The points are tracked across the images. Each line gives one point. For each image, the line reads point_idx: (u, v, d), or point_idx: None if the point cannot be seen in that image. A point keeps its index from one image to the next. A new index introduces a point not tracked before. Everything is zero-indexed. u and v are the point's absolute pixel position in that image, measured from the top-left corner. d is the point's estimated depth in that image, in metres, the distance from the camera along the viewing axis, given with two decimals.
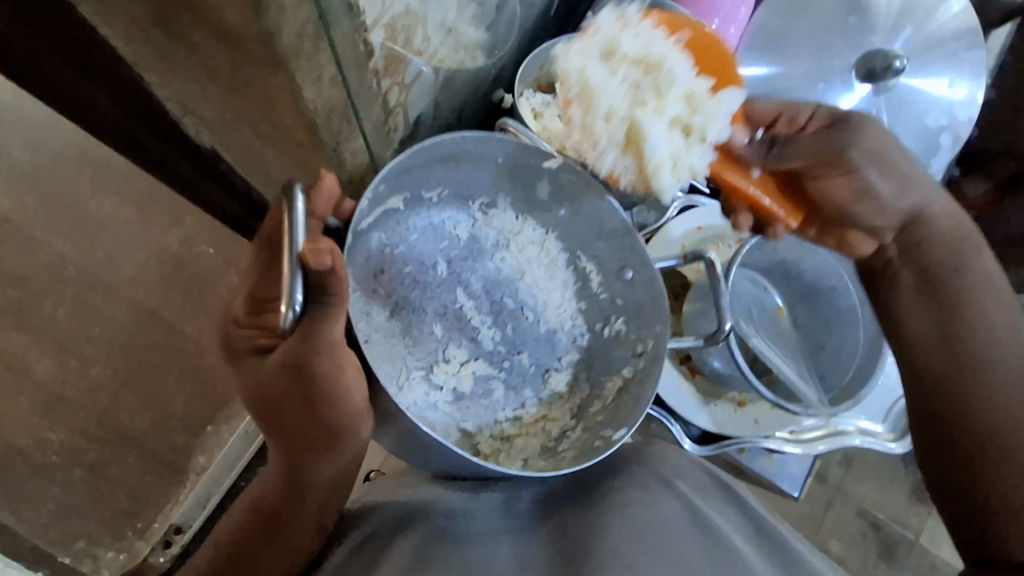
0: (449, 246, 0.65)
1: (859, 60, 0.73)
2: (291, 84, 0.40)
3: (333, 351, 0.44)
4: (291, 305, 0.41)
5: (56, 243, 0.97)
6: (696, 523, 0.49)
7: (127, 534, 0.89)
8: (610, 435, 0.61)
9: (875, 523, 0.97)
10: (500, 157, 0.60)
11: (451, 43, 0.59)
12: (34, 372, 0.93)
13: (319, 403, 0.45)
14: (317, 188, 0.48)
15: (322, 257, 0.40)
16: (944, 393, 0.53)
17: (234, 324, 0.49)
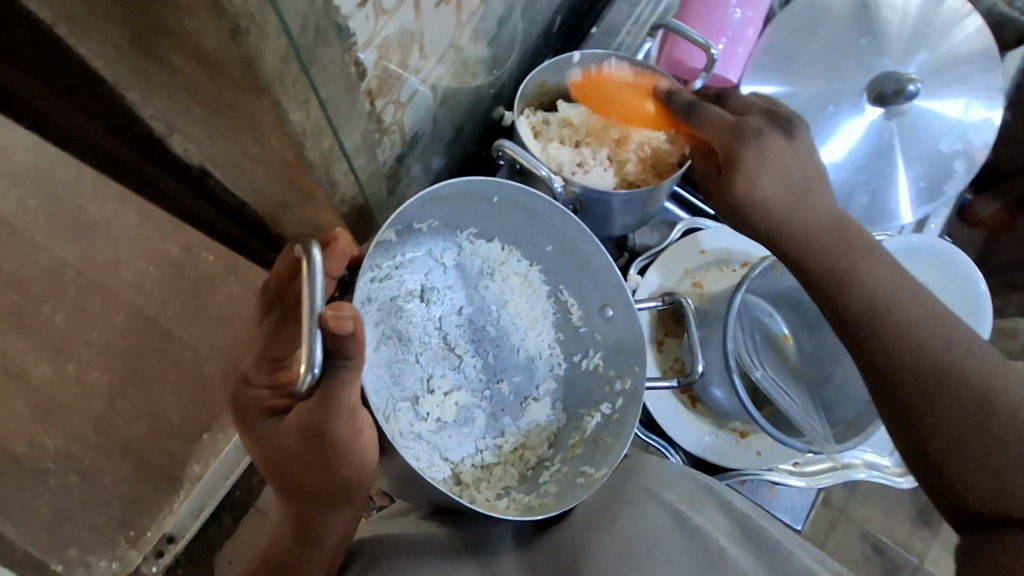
0: (433, 271, 0.63)
1: (871, 81, 0.71)
2: (276, 108, 0.39)
3: (352, 419, 0.45)
4: (309, 369, 0.39)
5: (56, 247, 0.96)
6: (679, 528, 0.49)
7: (120, 543, 0.87)
8: (592, 473, 0.59)
9: (879, 547, 0.91)
10: (496, 196, 0.60)
11: (449, 60, 0.57)
12: (31, 377, 0.92)
13: (334, 465, 0.47)
14: (333, 245, 0.53)
15: (343, 323, 0.38)
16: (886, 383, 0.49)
17: (245, 386, 0.51)
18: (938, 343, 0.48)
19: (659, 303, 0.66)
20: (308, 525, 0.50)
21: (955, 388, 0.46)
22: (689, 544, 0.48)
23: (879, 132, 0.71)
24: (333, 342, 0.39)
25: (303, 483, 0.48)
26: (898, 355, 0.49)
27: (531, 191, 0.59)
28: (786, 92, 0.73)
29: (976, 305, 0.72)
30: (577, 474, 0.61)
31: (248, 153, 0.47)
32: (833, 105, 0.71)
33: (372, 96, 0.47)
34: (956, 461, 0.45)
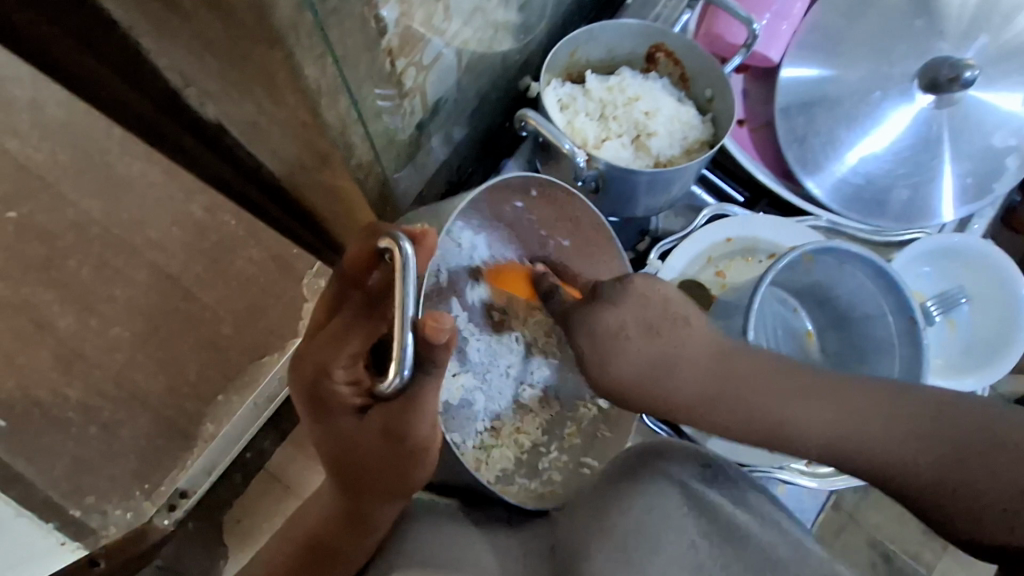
0: (449, 251, 0.58)
1: (924, 67, 0.66)
2: (290, 62, 0.37)
3: (433, 423, 0.44)
4: (400, 373, 0.39)
5: (83, 202, 0.96)
6: (698, 514, 0.50)
7: (134, 494, 0.89)
8: (594, 467, 0.62)
9: (886, 554, 0.88)
10: (535, 190, 0.59)
11: (475, 24, 0.55)
12: (56, 327, 0.93)
13: (410, 466, 0.46)
14: (417, 245, 0.44)
15: (441, 333, 0.38)
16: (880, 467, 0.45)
17: (322, 376, 0.45)
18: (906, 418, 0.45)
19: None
20: (360, 513, 0.49)
21: (931, 454, 0.43)
22: (708, 527, 0.49)
23: (927, 122, 0.67)
24: (425, 350, 0.39)
25: (372, 478, 0.47)
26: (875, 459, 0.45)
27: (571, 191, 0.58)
28: (829, 77, 0.68)
29: (1012, 317, 0.71)
30: (578, 466, 0.63)
31: (265, 110, 0.46)
32: (878, 91, 0.67)
33: (392, 56, 0.46)
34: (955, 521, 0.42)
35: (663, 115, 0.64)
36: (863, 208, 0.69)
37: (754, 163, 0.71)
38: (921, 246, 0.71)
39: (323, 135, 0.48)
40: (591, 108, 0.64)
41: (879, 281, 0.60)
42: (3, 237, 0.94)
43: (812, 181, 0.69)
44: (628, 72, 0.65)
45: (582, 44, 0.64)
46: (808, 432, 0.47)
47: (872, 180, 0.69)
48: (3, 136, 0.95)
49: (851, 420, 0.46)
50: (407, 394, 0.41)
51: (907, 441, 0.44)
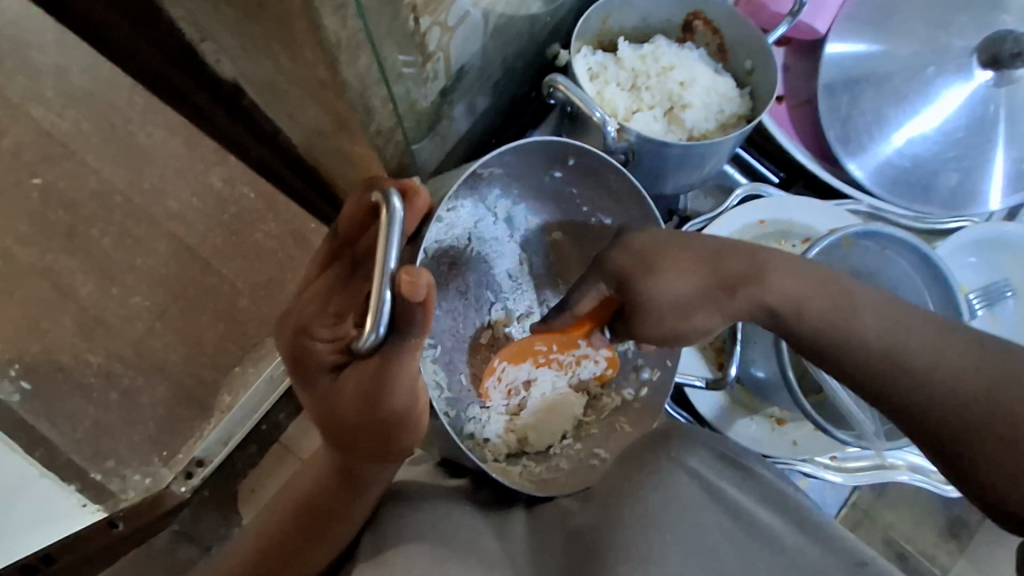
0: (482, 220, 0.61)
1: (982, 42, 0.62)
2: (308, 10, 0.36)
3: (411, 392, 0.40)
4: (375, 330, 0.35)
5: (106, 170, 0.95)
6: (718, 509, 0.47)
7: (153, 460, 0.90)
8: (603, 455, 0.60)
9: (902, 553, 0.84)
10: (572, 157, 0.57)
11: None
12: (78, 294, 0.93)
13: (394, 436, 0.43)
14: (410, 205, 0.45)
15: (418, 290, 0.34)
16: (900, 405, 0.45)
17: (305, 334, 0.42)
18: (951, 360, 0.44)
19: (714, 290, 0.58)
20: (353, 473, 0.47)
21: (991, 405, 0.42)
22: (728, 522, 0.46)
23: (984, 101, 0.63)
24: (402, 308, 0.35)
25: (355, 445, 0.43)
26: (936, 402, 0.44)
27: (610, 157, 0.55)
28: (877, 52, 0.64)
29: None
30: (588, 456, 0.61)
31: (283, 68, 0.44)
32: (933, 67, 0.63)
33: (416, 13, 0.43)
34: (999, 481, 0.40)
35: (700, 86, 0.60)
36: (907, 192, 0.65)
37: (793, 142, 0.67)
38: (968, 234, 0.67)
39: (341, 96, 0.46)
40: (624, 78, 0.61)
41: (924, 268, 0.58)
42: (27, 203, 0.94)
43: (855, 163, 0.65)
44: (662, 40, 0.62)
45: (617, 11, 0.61)
46: (858, 355, 0.47)
47: (919, 163, 0.65)
48: (27, 101, 0.95)
49: (913, 349, 0.45)
50: (383, 360, 0.38)
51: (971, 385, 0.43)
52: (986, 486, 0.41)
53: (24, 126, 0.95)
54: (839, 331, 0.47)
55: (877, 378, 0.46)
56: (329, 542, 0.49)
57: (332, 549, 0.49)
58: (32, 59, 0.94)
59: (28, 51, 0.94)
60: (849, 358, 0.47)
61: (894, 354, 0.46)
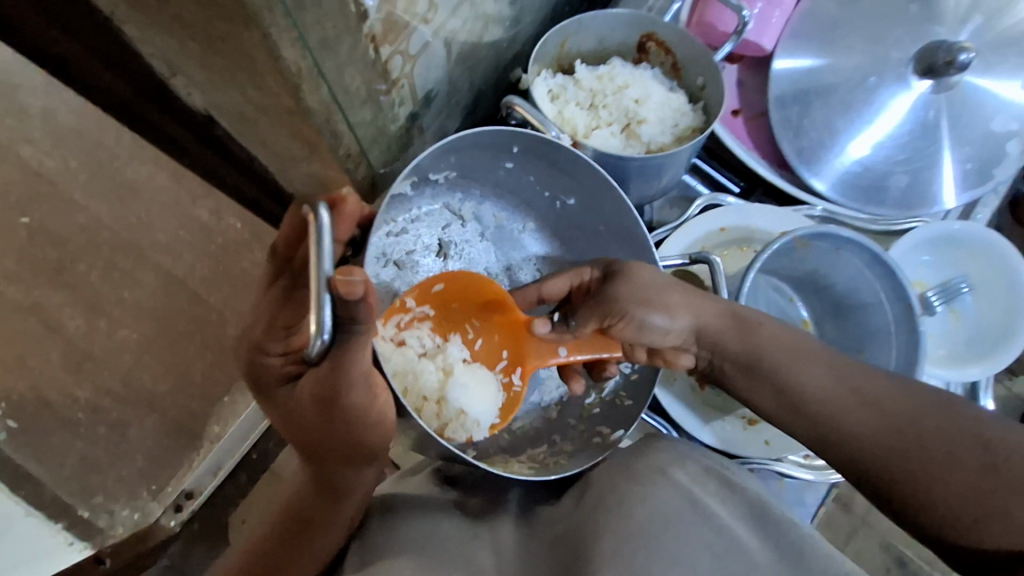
0: (449, 225, 0.63)
1: (918, 52, 0.65)
2: (267, 42, 0.38)
3: (367, 389, 0.42)
4: (319, 335, 0.35)
5: (92, 206, 0.97)
6: (705, 524, 0.47)
7: (142, 494, 0.90)
8: (610, 434, 0.61)
9: (900, 559, 0.94)
10: (516, 145, 0.58)
11: (462, 15, 0.56)
12: (65, 329, 0.94)
13: (358, 432, 0.45)
14: (340, 211, 0.46)
15: (354, 288, 0.34)
16: (840, 434, 0.52)
17: (258, 351, 0.44)
18: (885, 394, 0.52)
19: (685, 261, 0.60)
20: (329, 480, 0.49)
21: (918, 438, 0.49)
22: (713, 538, 0.46)
23: (926, 108, 0.66)
24: (343, 309, 0.35)
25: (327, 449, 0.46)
26: (871, 433, 0.50)
27: (554, 143, 0.56)
28: (823, 65, 0.68)
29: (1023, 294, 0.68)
30: (593, 434, 0.62)
31: (250, 98, 0.47)
32: (875, 77, 0.66)
33: (376, 43, 0.46)
34: (937, 494, 0.47)
35: (655, 103, 0.63)
36: (860, 195, 0.68)
37: (749, 153, 0.70)
38: (923, 233, 0.69)
39: (307, 121, 0.48)
40: (583, 98, 0.64)
41: (877, 268, 0.59)
42: (16, 241, 0.96)
43: (807, 169, 0.68)
44: (618, 62, 0.65)
45: (573, 36, 0.64)
46: (805, 387, 0.53)
47: (869, 168, 0.68)
48: (16, 142, 0.97)
49: (851, 381, 0.53)
50: (335, 364, 0.39)
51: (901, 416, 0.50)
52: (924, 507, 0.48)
53: (12, 167, 0.97)
54: (792, 356, 0.54)
55: (824, 407, 0.52)
56: (312, 555, 0.49)
57: (317, 563, 0.50)
58: (20, 102, 0.97)
59: (15, 94, 0.96)
60: (799, 385, 0.53)
61: (837, 382, 0.53)
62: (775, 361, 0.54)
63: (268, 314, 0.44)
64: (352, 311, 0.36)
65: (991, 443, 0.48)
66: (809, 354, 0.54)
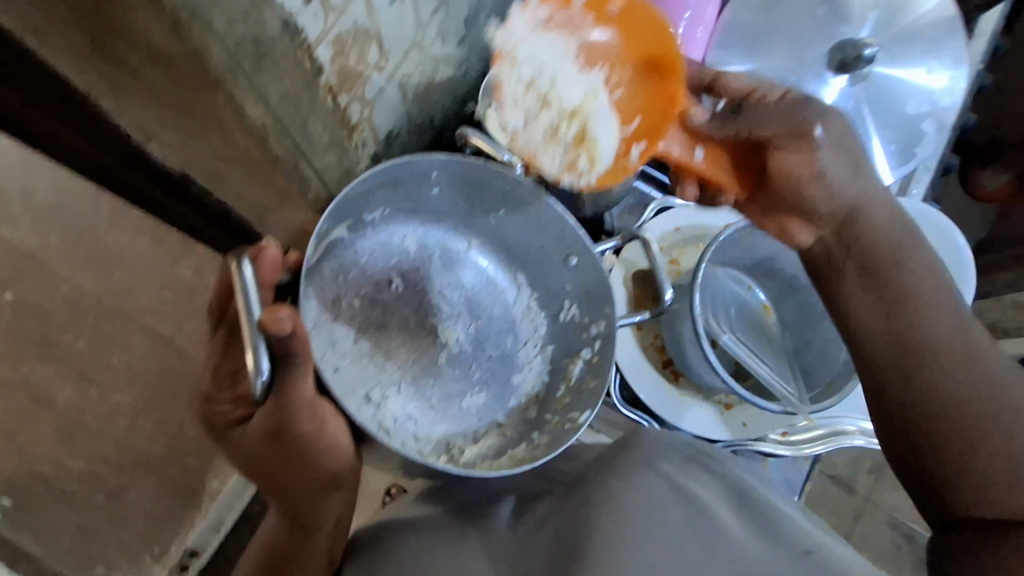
0: (399, 258, 0.68)
1: (829, 52, 0.72)
2: (232, 102, 0.43)
3: (311, 413, 0.49)
4: (259, 375, 0.42)
5: (77, 276, 0.98)
6: (684, 505, 0.48)
7: (144, 559, 0.91)
8: (576, 417, 0.62)
9: (906, 535, 1.15)
10: (434, 171, 0.62)
11: (413, 60, 0.62)
12: (54, 401, 0.95)
13: (312, 456, 0.51)
14: (259, 259, 0.47)
15: (282, 324, 0.42)
16: (921, 370, 0.47)
17: (208, 401, 0.50)
18: (985, 362, 0.46)
19: (618, 243, 0.64)
20: (299, 511, 0.52)
21: (996, 410, 0.44)
22: (692, 517, 0.47)
23: (847, 100, 0.72)
24: (277, 344, 0.43)
25: (290, 477, 0.51)
26: (954, 384, 0.45)
27: (466, 159, 0.60)
28: (749, 70, 0.73)
29: (960, 274, 0.74)
30: (565, 421, 0.64)
31: (221, 154, 0.51)
32: (794, 77, 0.72)
33: (333, 93, 0.50)
34: (980, 460, 0.43)
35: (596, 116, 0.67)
36: None
37: None
38: None
39: (276, 169, 0.53)
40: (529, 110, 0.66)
41: None
42: None
43: None
44: None
45: (511, 23, 0.66)
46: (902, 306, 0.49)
47: None
48: None
49: (954, 328, 0.48)
50: (280, 399, 0.47)
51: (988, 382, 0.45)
52: (966, 466, 0.43)
53: None
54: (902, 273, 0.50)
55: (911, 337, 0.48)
56: None
57: None
58: None
59: None
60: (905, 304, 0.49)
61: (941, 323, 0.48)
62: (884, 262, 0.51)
63: (211, 363, 0.49)
64: (288, 345, 0.44)
65: None
66: (938, 287, 0.50)
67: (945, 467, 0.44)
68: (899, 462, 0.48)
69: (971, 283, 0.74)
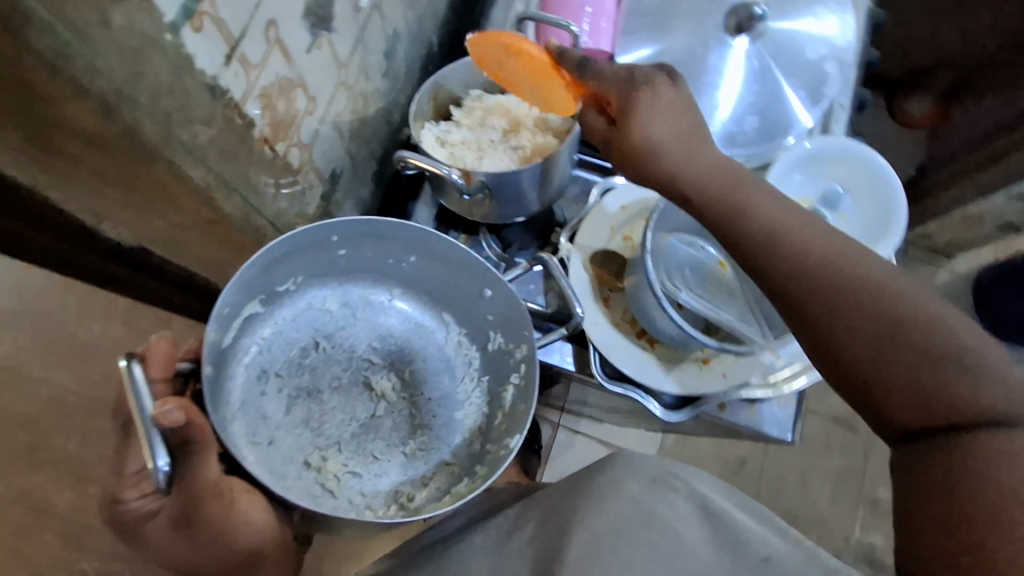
0: (321, 320, 0.72)
1: (726, 17, 0.77)
2: (173, 170, 0.46)
3: (220, 502, 0.52)
4: (156, 463, 0.44)
5: (57, 377, 0.97)
6: (648, 523, 0.53)
7: None
8: (508, 444, 0.66)
9: None
10: (334, 235, 0.65)
11: (342, 100, 0.66)
12: (54, 507, 0.93)
13: (231, 539, 0.55)
14: (150, 355, 0.52)
15: (173, 415, 0.44)
16: (815, 312, 0.49)
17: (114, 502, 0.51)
18: (856, 269, 0.49)
19: (526, 268, 0.73)
20: None
21: (881, 317, 0.47)
22: (654, 534, 0.53)
23: (754, 57, 0.77)
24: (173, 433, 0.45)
25: (204, 562, 0.55)
26: (849, 310, 0.48)
27: (361, 219, 0.64)
28: (659, 49, 0.78)
29: (887, 204, 0.76)
30: (501, 449, 0.67)
31: (174, 222, 0.54)
32: (700, 46, 0.77)
33: (269, 143, 0.54)
34: (888, 372, 0.46)
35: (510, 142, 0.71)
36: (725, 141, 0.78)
37: None
38: (790, 159, 0.78)
39: (228, 224, 0.56)
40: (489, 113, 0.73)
41: None
42: None
43: None
44: (486, 97, 0.74)
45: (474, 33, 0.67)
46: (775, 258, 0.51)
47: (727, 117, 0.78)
48: None
49: (826, 249, 0.50)
50: (185, 485, 0.50)
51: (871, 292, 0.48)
52: (881, 384, 0.46)
53: None
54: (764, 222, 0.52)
55: (795, 279, 0.50)
56: None
57: None
58: None
59: None
60: (781, 254, 0.51)
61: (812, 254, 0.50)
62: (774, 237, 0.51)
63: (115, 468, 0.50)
64: (186, 433, 0.46)
65: (948, 324, 0.46)
66: (789, 214, 0.52)
67: (869, 391, 0.47)
68: (846, 394, 0.49)
69: (900, 207, 0.75)
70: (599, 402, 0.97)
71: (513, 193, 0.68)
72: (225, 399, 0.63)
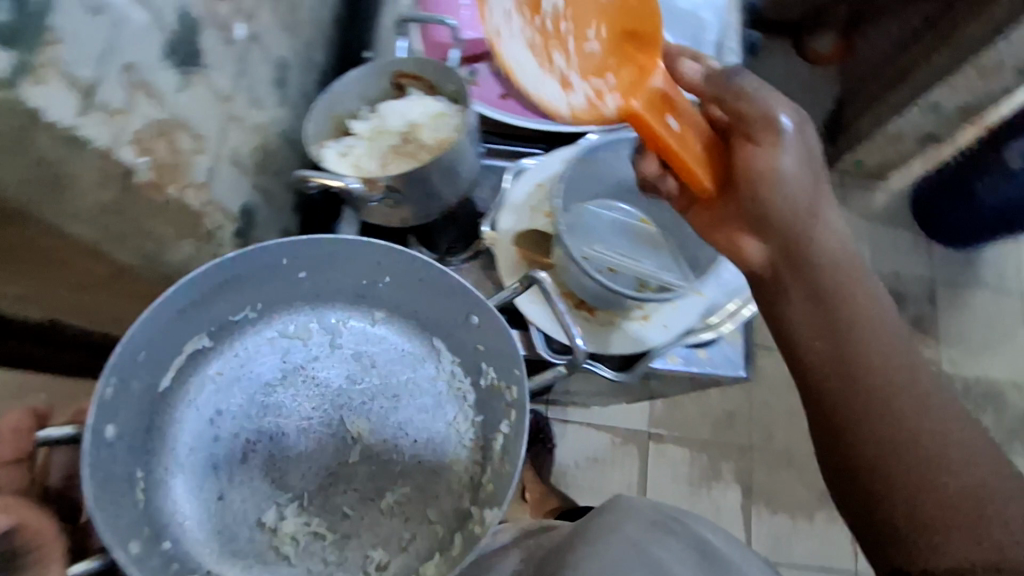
0: (289, 352, 0.73)
1: None
2: None
3: None
4: None
5: None
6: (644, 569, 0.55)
7: None
8: (487, 516, 0.62)
9: None
10: (283, 258, 0.63)
11: (235, 136, 0.66)
12: None
13: None
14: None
15: None
16: (853, 402, 0.52)
17: None
18: (932, 453, 0.48)
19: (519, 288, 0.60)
20: None
21: (956, 511, 0.46)
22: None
23: None
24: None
25: None
26: (911, 461, 0.49)
27: (297, 240, 0.60)
28: None
29: None
30: (477, 523, 0.63)
31: None
32: None
33: (158, 188, 0.53)
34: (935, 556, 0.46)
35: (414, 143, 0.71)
36: None
37: (528, 119, 0.81)
38: None
39: None
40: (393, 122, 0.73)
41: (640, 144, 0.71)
42: None
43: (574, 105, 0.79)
44: (383, 105, 0.74)
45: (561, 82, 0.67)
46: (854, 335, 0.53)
47: None
48: None
49: (923, 417, 0.50)
50: None
51: (968, 485, 0.47)
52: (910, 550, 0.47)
53: None
54: (836, 295, 0.55)
55: (844, 371, 0.53)
56: None
57: None
58: None
59: None
60: (860, 329, 0.54)
61: (911, 435, 0.49)
62: (850, 282, 0.56)
63: None
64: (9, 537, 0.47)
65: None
66: (880, 331, 0.54)
67: (866, 493, 0.50)
68: (841, 476, 0.53)
69: None
70: (572, 387, 0.98)
71: (421, 192, 0.68)
72: (167, 453, 0.67)
